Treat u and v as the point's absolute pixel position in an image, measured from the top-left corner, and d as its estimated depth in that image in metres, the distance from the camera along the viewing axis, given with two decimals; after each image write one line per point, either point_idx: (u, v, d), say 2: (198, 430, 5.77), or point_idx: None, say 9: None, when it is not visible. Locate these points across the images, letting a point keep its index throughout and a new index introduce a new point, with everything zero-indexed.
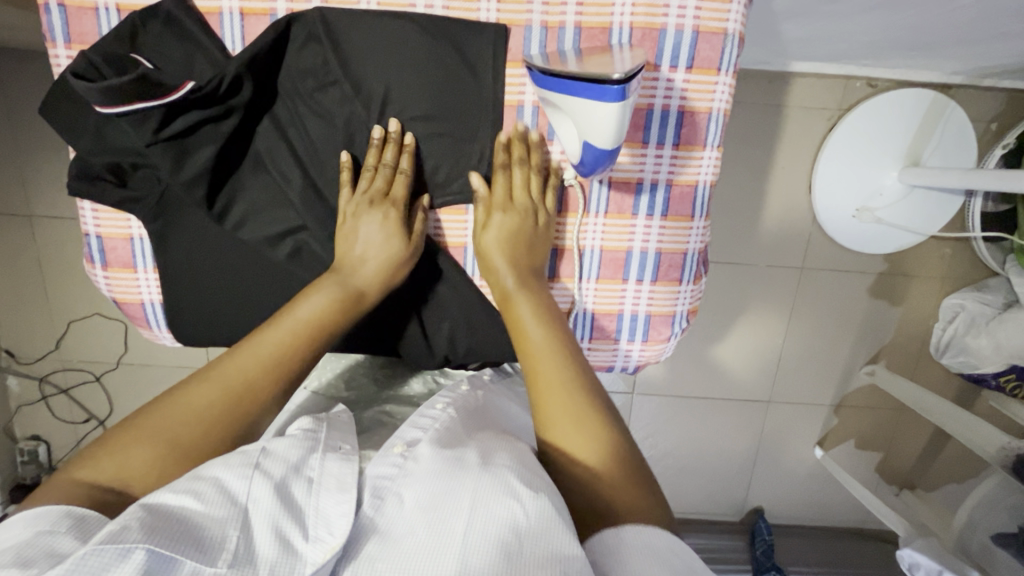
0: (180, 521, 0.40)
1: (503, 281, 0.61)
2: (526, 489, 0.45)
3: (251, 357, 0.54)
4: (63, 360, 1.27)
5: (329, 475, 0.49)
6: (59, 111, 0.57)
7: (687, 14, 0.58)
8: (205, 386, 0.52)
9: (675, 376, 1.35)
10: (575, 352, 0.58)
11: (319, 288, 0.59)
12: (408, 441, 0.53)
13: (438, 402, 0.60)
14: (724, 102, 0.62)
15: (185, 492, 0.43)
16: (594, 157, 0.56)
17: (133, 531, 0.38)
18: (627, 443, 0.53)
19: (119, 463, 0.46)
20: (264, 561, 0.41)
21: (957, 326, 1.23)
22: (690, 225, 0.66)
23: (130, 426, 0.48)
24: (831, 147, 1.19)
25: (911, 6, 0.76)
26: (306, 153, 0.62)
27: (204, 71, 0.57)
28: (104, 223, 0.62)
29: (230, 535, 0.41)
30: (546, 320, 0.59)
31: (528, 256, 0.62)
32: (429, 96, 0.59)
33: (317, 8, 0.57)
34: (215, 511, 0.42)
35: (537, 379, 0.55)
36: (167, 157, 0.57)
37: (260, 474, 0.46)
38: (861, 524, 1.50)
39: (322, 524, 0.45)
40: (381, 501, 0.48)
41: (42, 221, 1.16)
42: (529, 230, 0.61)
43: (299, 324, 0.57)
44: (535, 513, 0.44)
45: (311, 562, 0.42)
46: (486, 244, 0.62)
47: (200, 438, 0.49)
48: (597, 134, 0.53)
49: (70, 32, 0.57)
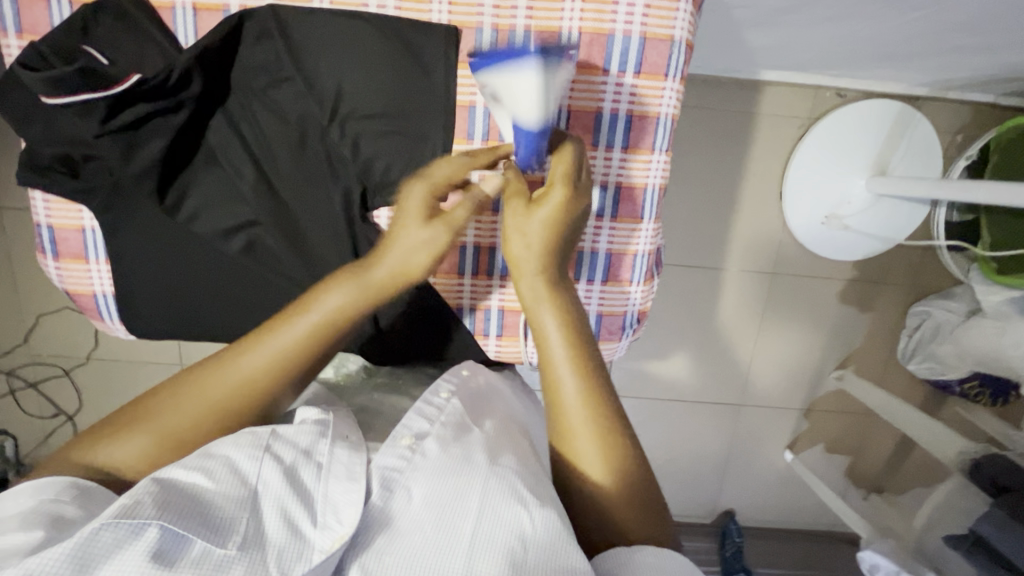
0: (194, 498, 0.44)
1: (534, 283, 0.58)
2: (532, 498, 0.47)
3: (258, 355, 0.53)
4: (31, 355, 1.26)
5: (337, 463, 0.51)
6: (6, 96, 0.56)
7: (635, 20, 0.59)
8: (210, 379, 0.52)
9: (647, 378, 1.36)
10: (603, 376, 0.56)
11: (339, 282, 0.56)
12: (416, 433, 0.53)
13: (443, 390, 0.60)
14: (672, 108, 0.63)
15: (199, 470, 0.46)
16: (527, 142, 0.57)
17: (146, 506, 0.41)
18: (651, 489, 0.54)
19: (117, 449, 0.49)
20: (273, 544, 0.44)
21: (922, 334, 1.26)
22: (640, 226, 0.67)
23: (133, 411, 0.51)
24: (801, 156, 1.21)
25: (867, 18, 0.78)
26: (258, 147, 0.62)
27: (155, 62, 0.57)
28: (55, 214, 0.62)
29: (239, 516, 0.44)
30: (573, 331, 0.56)
31: (562, 245, 0.58)
32: (383, 94, 0.60)
33: (270, 6, 0.57)
34: (226, 492, 0.45)
35: (559, 402, 0.55)
36: (116, 149, 0.58)
37: (269, 457, 0.48)
38: (832, 527, 1.52)
39: (330, 510, 0.47)
40: (389, 493, 0.49)
41: (7, 213, 1.15)
42: (568, 204, 0.57)
43: (317, 319, 0.54)
44: (540, 523, 0.46)
45: (319, 549, 0.44)
46: (519, 228, 0.58)
47: (194, 430, 0.51)
48: (524, 110, 0.54)
49: (22, 22, 0.57)
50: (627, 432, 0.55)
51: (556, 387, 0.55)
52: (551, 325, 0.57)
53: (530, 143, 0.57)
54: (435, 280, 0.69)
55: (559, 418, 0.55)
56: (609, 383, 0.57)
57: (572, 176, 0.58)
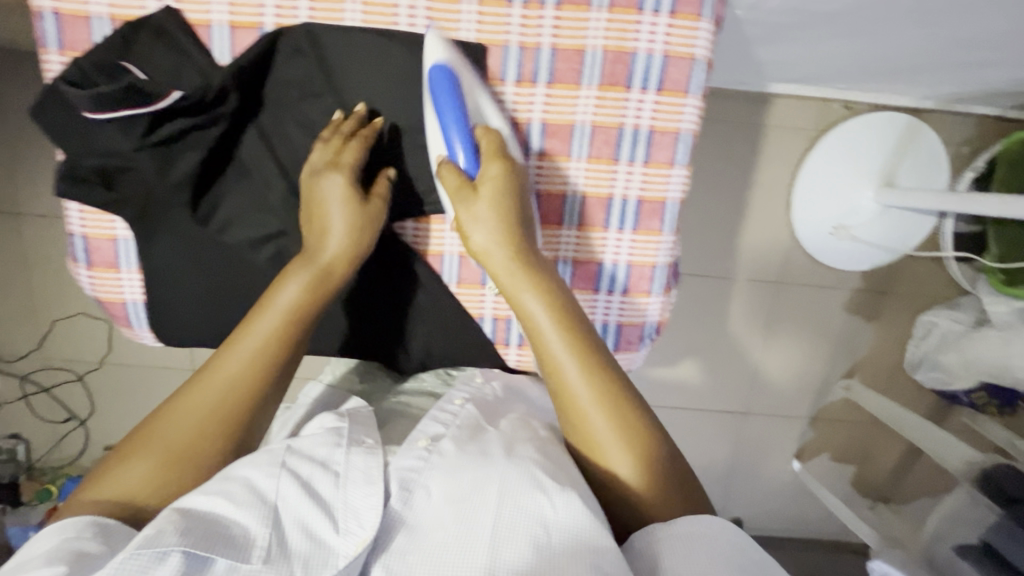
0: (215, 521, 0.44)
1: (506, 264, 0.56)
2: (553, 483, 0.47)
3: (236, 357, 0.53)
4: (45, 359, 1.27)
5: (354, 470, 0.50)
6: (49, 113, 0.58)
7: (657, 39, 0.61)
8: (193, 398, 0.51)
9: (656, 385, 1.37)
10: (595, 342, 0.55)
11: (292, 276, 0.57)
12: (431, 435, 0.54)
13: (456, 398, 0.61)
14: (692, 123, 0.65)
15: (219, 494, 0.45)
16: (443, 76, 0.57)
17: (167, 535, 0.41)
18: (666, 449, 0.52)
19: (120, 480, 0.47)
20: (297, 555, 0.44)
21: (929, 344, 1.25)
22: (660, 238, 0.68)
23: (128, 444, 0.49)
24: (809, 167, 1.23)
25: (876, 36, 0.80)
26: (287, 160, 0.63)
27: (193, 80, 0.59)
28: (89, 223, 0.64)
29: (262, 532, 0.44)
30: (557, 304, 0.55)
31: (522, 216, 0.59)
32: (411, 109, 0.62)
33: (304, 25, 0.59)
34: (247, 510, 0.45)
35: (562, 380, 0.53)
36: (153, 163, 0.59)
37: (286, 473, 0.48)
38: (839, 537, 1.51)
39: (351, 516, 0.47)
40: (408, 494, 0.49)
41: (27, 219, 1.17)
42: (508, 176, 0.59)
43: (281, 315, 0.55)
44: (563, 508, 0.46)
45: (343, 554, 0.45)
46: (474, 210, 0.58)
47: (196, 445, 0.49)
48: (435, 51, 0.58)
49: (64, 39, 0.59)
50: (628, 391, 0.53)
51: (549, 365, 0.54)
52: (530, 300, 0.55)
53: (462, 128, 0.58)
54: (459, 290, 0.70)
55: (564, 397, 0.53)
56: (604, 348, 0.55)
57: (502, 151, 0.60)
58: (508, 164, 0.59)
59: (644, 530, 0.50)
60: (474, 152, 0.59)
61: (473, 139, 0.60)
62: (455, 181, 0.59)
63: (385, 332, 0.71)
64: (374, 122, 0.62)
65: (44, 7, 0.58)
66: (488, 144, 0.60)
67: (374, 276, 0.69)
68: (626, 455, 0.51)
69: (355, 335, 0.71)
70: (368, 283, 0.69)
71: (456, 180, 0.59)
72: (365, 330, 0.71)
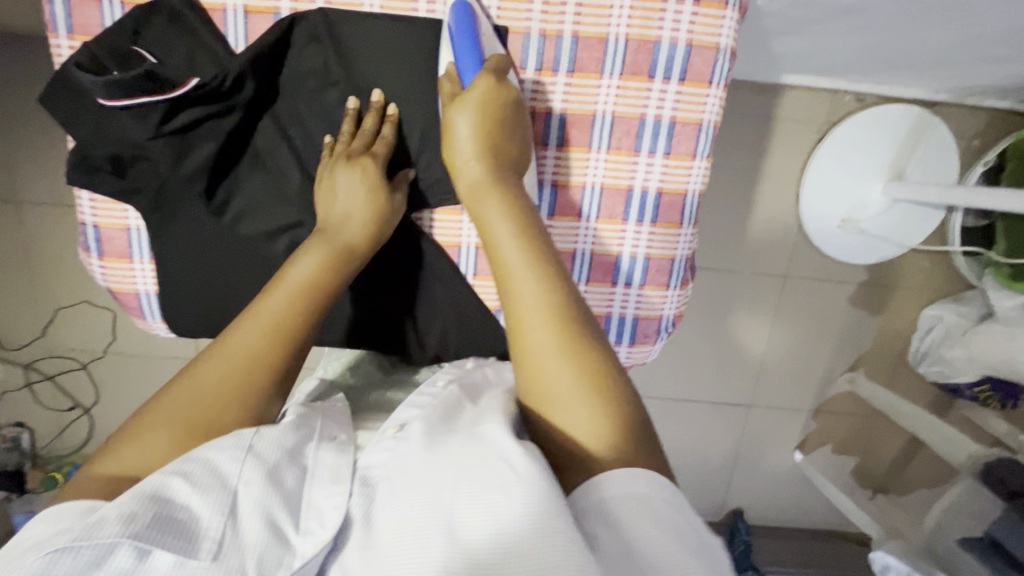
0: (166, 504, 0.38)
1: (473, 179, 0.56)
2: (516, 451, 0.40)
3: (254, 330, 0.51)
4: (49, 347, 1.27)
5: (322, 466, 0.45)
6: (60, 100, 0.57)
7: (681, 28, 0.61)
8: (209, 369, 0.49)
9: (663, 377, 1.38)
10: (556, 265, 0.51)
11: (306, 250, 0.56)
12: (401, 423, 0.48)
13: (439, 380, 0.56)
14: (714, 114, 0.64)
15: (174, 473, 0.40)
16: (462, 11, 0.57)
17: (110, 524, 0.35)
18: (629, 403, 0.45)
19: (135, 450, 0.44)
20: (252, 550, 0.38)
21: (933, 336, 1.28)
22: (678, 231, 0.68)
23: (144, 413, 0.46)
24: (819, 159, 1.22)
25: (897, 28, 0.78)
26: (304, 149, 0.63)
27: (207, 66, 0.58)
28: (101, 213, 0.62)
29: (216, 521, 0.38)
30: (524, 229, 0.52)
31: (502, 138, 0.57)
32: (427, 99, 0.62)
33: (321, 10, 0.58)
34: (204, 495, 0.39)
35: (512, 292, 0.49)
36: (167, 152, 0.59)
37: (252, 457, 0.42)
38: (838, 527, 1.54)
39: (313, 514, 0.41)
40: (371, 489, 0.43)
41: (30, 208, 1.16)
42: (495, 91, 0.57)
43: (292, 286, 0.54)
44: (526, 470, 0.39)
45: (301, 555, 0.39)
46: (452, 122, 0.57)
47: (218, 415, 0.47)
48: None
49: (74, 23, 0.57)
50: (589, 326, 0.48)
51: (502, 276, 0.50)
52: (493, 211, 0.54)
53: (473, 53, 0.57)
54: (476, 281, 0.69)
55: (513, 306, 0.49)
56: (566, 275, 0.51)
57: (499, 73, 0.57)
58: (506, 86, 0.58)
59: (582, 487, 0.42)
60: (478, 67, 0.57)
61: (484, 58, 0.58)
62: (449, 90, 0.59)
63: (398, 327, 0.70)
64: (387, 112, 0.61)
65: None
66: (493, 61, 0.58)
67: (388, 269, 0.68)
68: (575, 383, 0.45)
69: (367, 328, 0.70)
70: (383, 275, 0.69)
71: (450, 90, 0.59)
72: (378, 322, 0.70)
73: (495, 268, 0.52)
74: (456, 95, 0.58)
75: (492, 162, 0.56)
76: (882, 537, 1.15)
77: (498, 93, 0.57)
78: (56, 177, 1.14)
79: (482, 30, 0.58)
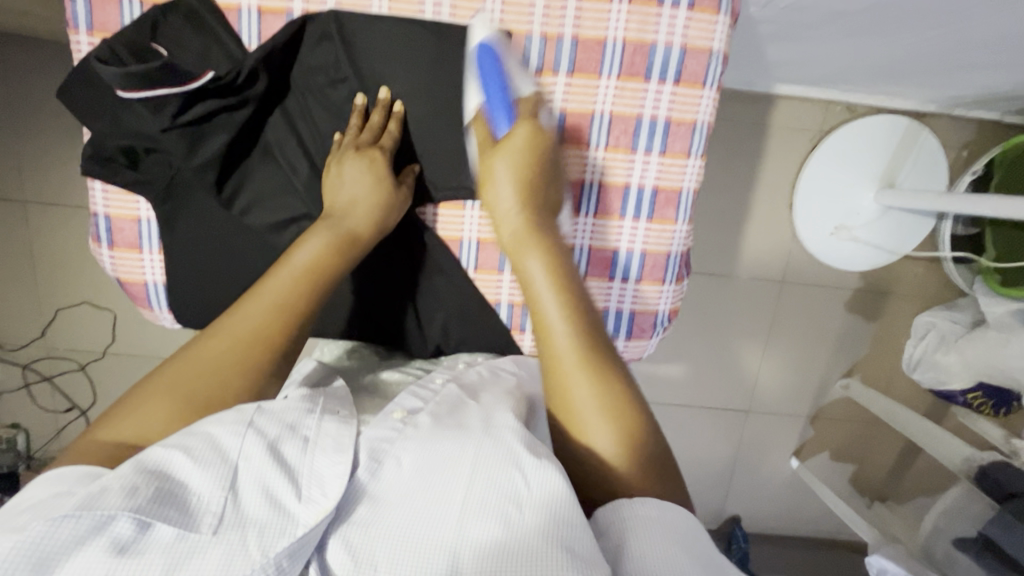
0: (166, 479, 0.39)
1: (512, 226, 0.60)
2: (529, 460, 0.42)
3: (258, 308, 0.52)
4: (48, 348, 1.27)
5: (325, 436, 0.46)
6: (78, 93, 0.60)
7: (676, 31, 0.63)
8: (213, 344, 0.50)
9: (660, 381, 1.39)
10: (592, 318, 0.55)
11: (311, 233, 0.58)
12: (407, 408, 0.50)
13: (436, 379, 0.58)
14: (707, 115, 0.67)
15: (176, 448, 0.41)
16: (488, 57, 0.60)
17: (111, 496, 0.36)
18: (656, 452, 0.50)
19: (136, 419, 0.45)
20: (253, 523, 0.39)
21: (927, 344, 1.24)
22: (674, 227, 0.70)
23: (145, 384, 0.47)
24: (811, 167, 1.24)
25: (885, 35, 0.81)
26: (312, 142, 0.65)
27: (221, 62, 0.60)
28: (112, 204, 0.64)
29: (216, 496, 0.39)
30: (557, 268, 0.57)
31: (538, 187, 0.61)
32: (432, 96, 0.64)
33: (331, 10, 0.60)
34: (205, 471, 0.40)
35: (551, 337, 0.53)
36: (182, 143, 0.61)
37: (253, 432, 0.43)
38: (835, 535, 1.53)
39: (315, 484, 0.42)
40: (377, 464, 0.44)
41: (34, 207, 1.17)
42: (533, 138, 0.61)
43: (298, 271, 0.55)
44: (539, 487, 0.41)
45: (303, 523, 0.39)
46: (489, 167, 0.61)
47: (220, 389, 0.48)
48: (479, 32, 0.61)
49: (93, 20, 0.60)
50: (624, 380, 0.52)
51: (542, 323, 0.54)
52: (532, 262, 0.57)
53: (503, 102, 0.61)
54: (476, 275, 0.70)
55: (552, 352, 0.52)
56: (600, 330, 0.55)
57: (533, 119, 0.62)
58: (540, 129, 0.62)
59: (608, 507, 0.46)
60: (510, 114, 0.62)
61: (514, 104, 0.62)
62: (483, 136, 0.63)
63: (399, 318, 0.71)
64: (393, 109, 0.64)
65: None
66: (524, 107, 0.62)
67: (391, 260, 0.70)
68: (611, 435, 0.48)
69: (367, 321, 0.72)
70: (386, 267, 0.70)
71: (485, 135, 0.63)
72: (380, 316, 0.72)
73: (534, 316, 0.55)
74: (491, 142, 0.63)
75: (529, 212, 0.60)
76: (879, 541, 1.15)
77: (535, 141, 0.61)
78: (61, 178, 1.15)
79: (508, 71, 0.61)
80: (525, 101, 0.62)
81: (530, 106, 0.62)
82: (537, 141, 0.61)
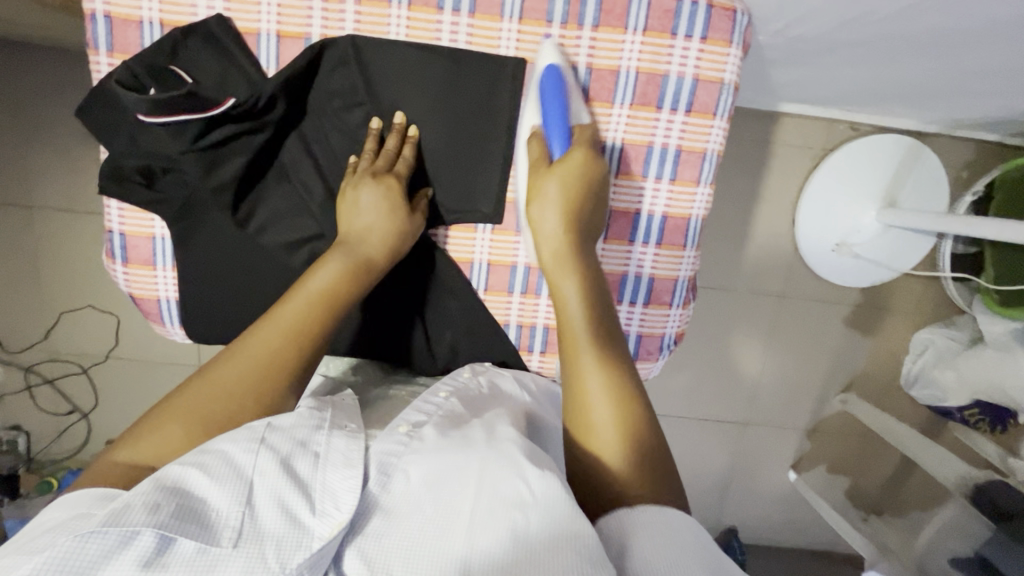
0: (185, 496, 0.40)
1: (552, 246, 0.61)
2: (533, 470, 0.43)
3: (274, 333, 0.53)
4: (53, 350, 1.27)
5: (335, 451, 0.46)
6: (96, 113, 0.61)
7: (688, 63, 0.64)
8: (228, 367, 0.51)
9: (661, 392, 1.40)
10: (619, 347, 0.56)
11: (327, 259, 0.59)
12: (413, 422, 0.51)
13: (440, 391, 0.58)
14: (717, 144, 0.68)
15: (192, 465, 0.41)
16: (552, 80, 0.61)
17: (135, 512, 0.37)
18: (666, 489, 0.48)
19: (153, 442, 0.46)
20: (271, 536, 0.39)
21: (924, 361, 1.28)
22: (682, 253, 0.71)
23: (164, 405, 0.48)
24: (814, 184, 1.25)
25: (889, 63, 0.82)
26: (327, 164, 0.66)
27: (238, 87, 0.61)
28: (128, 222, 0.65)
29: (234, 511, 0.40)
30: (593, 303, 0.58)
31: (581, 212, 0.61)
32: (446, 122, 0.65)
33: (350, 36, 0.61)
34: (222, 487, 0.41)
35: (578, 356, 0.55)
36: (199, 165, 0.62)
37: (266, 449, 0.43)
38: (829, 548, 1.54)
39: (329, 497, 0.43)
40: (387, 478, 0.45)
41: (40, 212, 1.17)
42: (586, 162, 0.61)
43: (314, 292, 0.56)
44: (541, 491, 0.41)
45: (318, 536, 0.40)
46: (538, 185, 0.62)
47: (234, 412, 0.49)
48: (546, 58, 0.62)
49: (113, 42, 0.60)
50: (645, 413, 0.52)
51: (574, 342, 0.56)
52: (570, 286, 0.59)
53: (560, 124, 0.62)
54: (486, 296, 0.71)
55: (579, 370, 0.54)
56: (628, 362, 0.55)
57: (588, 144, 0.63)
58: (592, 155, 0.62)
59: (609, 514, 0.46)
60: (567, 138, 0.63)
61: (570, 130, 0.63)
62: (537, 154, 0.64)
63: (407, 336, 0.72)
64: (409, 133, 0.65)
65: (96, 10, 0.59)
66: (579, 134, 0.63)
67: (400, 279, 0.71)
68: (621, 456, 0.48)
69: (374, 338, 0.72)
70: (394, 286, 0.71)
71: (538, 152, 0.64)
72: (389, 333, 0.72)
73: (566, 333, 0.57)
74: (544, 159, 0.63)
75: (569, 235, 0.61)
76: (873, 557, 1.16)
77: (585, 164, 0.61)
78: (68, 183, 1.16)
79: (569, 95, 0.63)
80: (582, 129, 0.63)
81: (585, 134, 0.63)
82: (588, 163, 0.62)
